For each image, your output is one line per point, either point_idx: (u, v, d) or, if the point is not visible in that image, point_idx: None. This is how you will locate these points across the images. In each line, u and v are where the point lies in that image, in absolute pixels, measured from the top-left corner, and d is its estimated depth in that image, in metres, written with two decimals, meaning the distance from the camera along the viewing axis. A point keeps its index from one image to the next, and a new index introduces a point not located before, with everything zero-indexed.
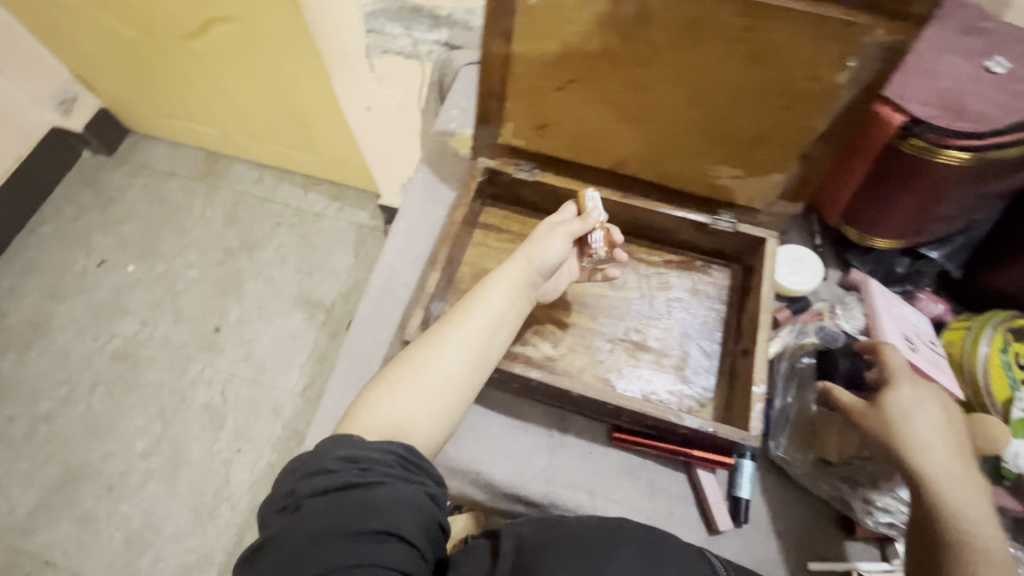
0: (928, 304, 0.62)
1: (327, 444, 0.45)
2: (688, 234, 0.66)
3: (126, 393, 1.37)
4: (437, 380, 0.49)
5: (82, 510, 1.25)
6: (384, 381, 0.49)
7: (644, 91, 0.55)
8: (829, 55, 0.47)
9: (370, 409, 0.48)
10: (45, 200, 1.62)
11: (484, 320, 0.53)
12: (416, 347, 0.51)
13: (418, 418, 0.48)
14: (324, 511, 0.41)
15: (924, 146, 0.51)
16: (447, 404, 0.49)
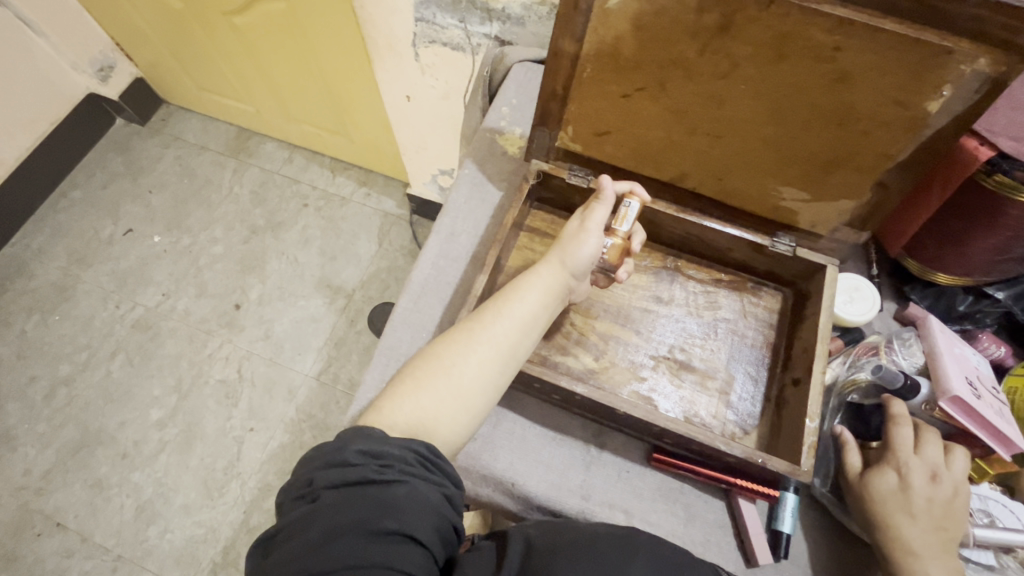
0: (989, 346, 0.60)
1: (348, 436, 0.44)
2: (743, 254, 0.64)
3: (145, 363, 1.38)
4: (464, 377, 0.48)
5: (96, 476, 1.26)
6: (411, 378, 0.49)
7: (714, 105, 0.53)
8: (924, 82, 0.45)
9: (393, 405, 0.47)
10: (78, 165, 1.63)
11: (511, 322, 0.52)
12: (444, 345, 0.51)
13: (441, 417, 0.47)
14: (342, 505, 0.40)
15: (1006, 184, 0.48)
16: (473, 404, 0.48)
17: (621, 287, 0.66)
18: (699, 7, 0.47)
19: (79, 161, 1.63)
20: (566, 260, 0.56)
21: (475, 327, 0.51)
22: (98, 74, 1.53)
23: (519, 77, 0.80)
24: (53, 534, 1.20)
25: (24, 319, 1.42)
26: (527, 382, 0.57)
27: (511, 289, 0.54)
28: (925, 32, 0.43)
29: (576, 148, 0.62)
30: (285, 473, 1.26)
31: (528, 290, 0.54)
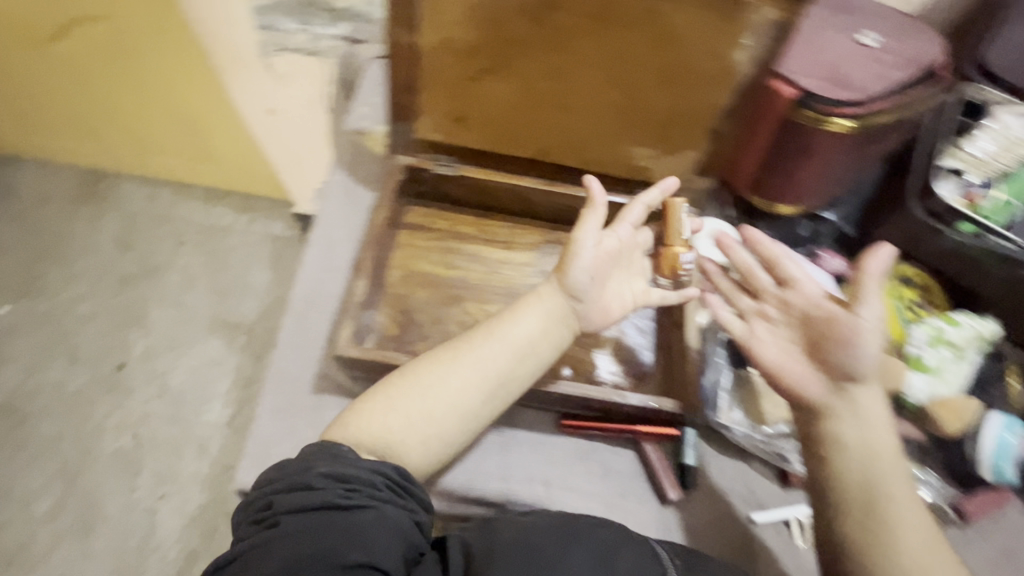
0: (828, 261, 0.66)
1: (315, 458, 0.44)
2: (613, 217, 0.67)
3: (17, 453, 1.20)
4: (437, 401, 0.49)
5: None
6: (384, 393, 0.49)
7: (557, 76, 0.55)
8: (728, 34, 0.49)
9: (361, 420, 0.47)
10: None
11: (501, 347, 0.51)
12: (426, 363, 0.51)
13: (408, 438, 0.47)
14: (305, 528, 0.39)
15: (819, 116, 0.55)
16: (447, 428, 0.49)
17: (509, 268, 0.67)
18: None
19: None
20: (562, 277, 0.54)
21: (462, 348, 0.51)
22: None
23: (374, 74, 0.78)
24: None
25: None
26: None
27: (507, 312, 0.53)
28: None
29: (437, 136, 0.62)
30: (211, 535, 1.16)
31: (521, 310, 0.53)
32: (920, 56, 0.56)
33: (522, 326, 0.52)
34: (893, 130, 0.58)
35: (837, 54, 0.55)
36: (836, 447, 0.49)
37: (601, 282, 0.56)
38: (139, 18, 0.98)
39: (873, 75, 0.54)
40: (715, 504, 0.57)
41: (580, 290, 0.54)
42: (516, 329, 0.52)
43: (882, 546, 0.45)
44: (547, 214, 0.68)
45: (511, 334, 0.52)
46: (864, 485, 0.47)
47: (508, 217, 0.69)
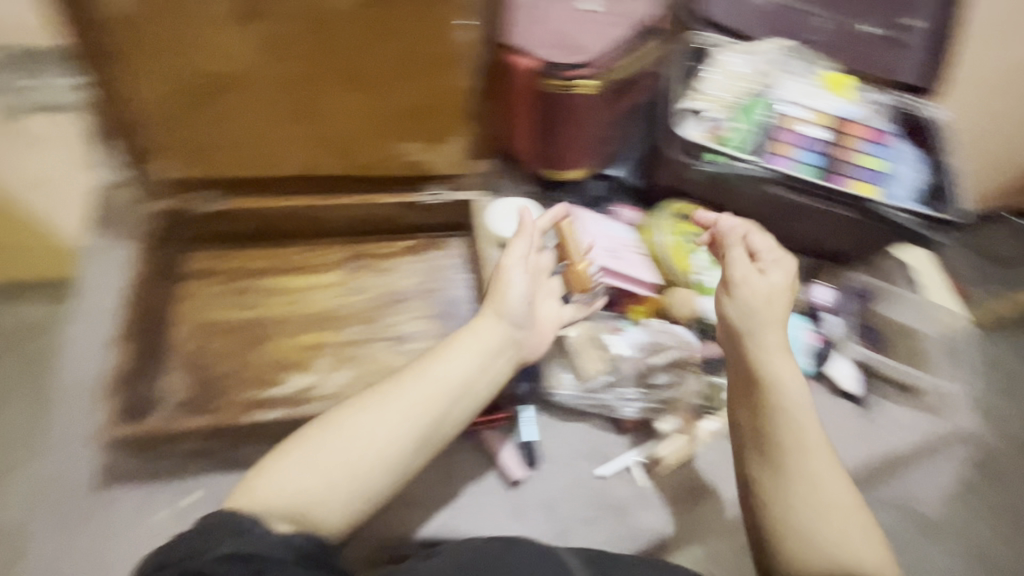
0: (623, 213, 0.71)
1: (211, 535, 0.36)
2: (408, 218, 0.65)
3: None
4: (368, 456, 0.43)
5: None
6: (298, 448, 0.43)
7: (291, 87, 0.53)
8: (442, 18, 0.50)
9: (271, 479, 0.41)
10: None
11: (443, 386, 0.48)
12: (350, 411, 0.45)
13: (330, 496, 0.42)
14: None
15: (565, 83, 0.58)
16: (373, 485, 0.43)
17: (314, 293, 0.63)
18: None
19: None
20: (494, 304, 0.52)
21: (395, 390, 0.47)
22: None
23: None
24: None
25: None
26: (227, 433, 0.52)
27: (443, 347, 0.50)
28: None
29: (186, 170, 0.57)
30: None
31: (458, 347, 0.50)
32: (634, 13, 0.61)
33: (458, 359, 0.49)
34: (630, 86, 0.63)
35: (561, 23, 0.59)
36: (772, 416, 0.47)
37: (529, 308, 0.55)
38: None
39: (593, 37, 0.59)
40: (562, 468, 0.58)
41: (508, 314, 0.52)
42: (452, 365, 0.49)
43: (792, 510, 0.44)
44: (341, 228, 0.64)
45: (445, 370, 0.48)
46: (783, 452, 0.46)
47: (301, 241, 0.64)
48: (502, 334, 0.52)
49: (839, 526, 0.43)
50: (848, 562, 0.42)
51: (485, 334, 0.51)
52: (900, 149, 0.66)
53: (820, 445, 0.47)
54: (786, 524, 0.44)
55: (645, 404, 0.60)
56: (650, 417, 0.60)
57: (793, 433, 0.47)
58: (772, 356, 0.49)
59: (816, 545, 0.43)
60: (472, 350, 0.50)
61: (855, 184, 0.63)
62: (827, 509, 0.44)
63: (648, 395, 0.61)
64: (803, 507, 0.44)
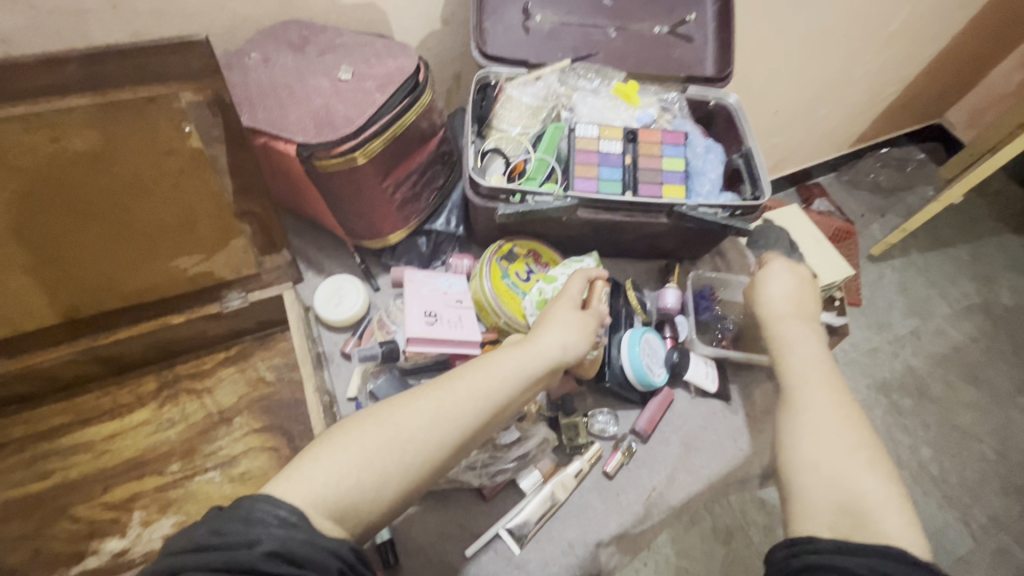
0: (457, 264, 0.68)
1: (258, 529, 0.35)
2: (215, 328, 0.61)
3: None
4: (419, 449, 0.43)
5: None
6: (344, 431, 0.43)
7: (16, 234, 0.47)
8: (163, 128, 0.47)
9: (314, 461, 0.41)
10: None
11: (487, 393, 0.47)
12: (408, 402, 0.44)
13: (357, 487, 0.40)
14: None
15: (342, 159, 0.55)
16: (393, 485, 0.42)
17: (122, 436, 0.57)
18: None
19: None
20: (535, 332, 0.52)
21: (452, 384, 0.46)
22: None
23: None
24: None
25: None
26: None
27: (495, 352, 0.50)
28: (106, 92, 0.44)
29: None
30: None
31: (511, 351, 0.50)
32: (392, 71, 0.59)
33: (511, 361, 0.49)
34: (417, 142, 0.62)
35: (319, 99, 0.57)
36: (788, 363, 0.55)
37: None
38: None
39: (356, 106, 0.56)
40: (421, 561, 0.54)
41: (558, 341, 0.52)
42: (505, 375, 0.48)
43: (800, 446, 0.48)
44: (141, 357, 0.59)
45: (497, 374, 0.48)
46: (798, 408, 0.51)
47: (99, 381, 0.59)
48: (548, 348, 0.51)
49: (836, 462, 0.46)
50: (846, 497, 0.44)
51: (535, 348, 0.51)
52: (697, 143, 0.67)
53: (827, 395, 0.51)
54: (790, 454, 0.48)
55: (501, 466, 0.57)
56: (508, 478, 0.57)
57: (796, 383, 0.53)
58: (788, 338, 0.57)
59: (818, 476, 0.46)
60: (522, 357, 0.49)
61: (666, 190, 0.64)
62: (831, 438, 0.47)
63: (502, 457, 0.57)
64: (809, 441, 0.48)
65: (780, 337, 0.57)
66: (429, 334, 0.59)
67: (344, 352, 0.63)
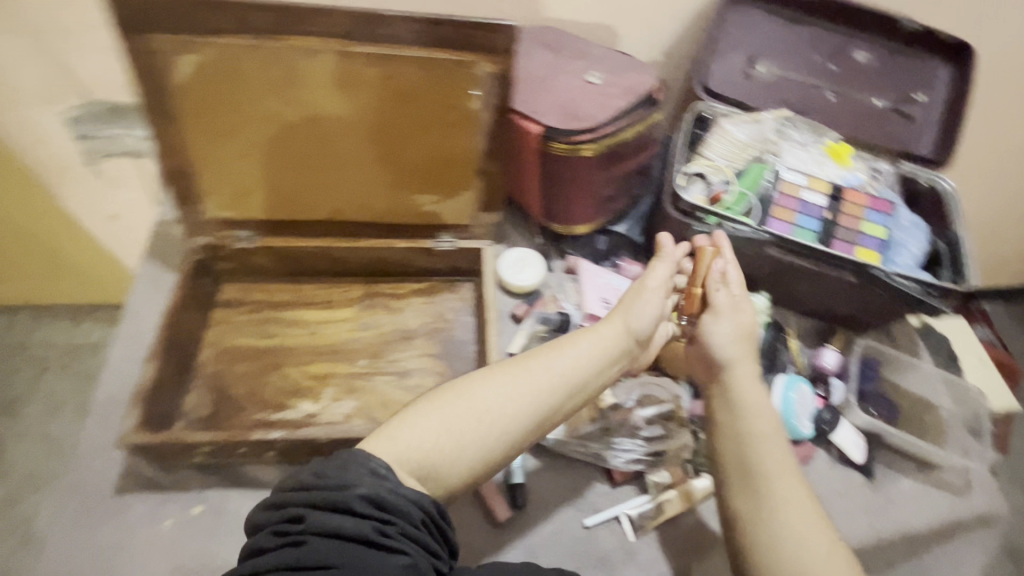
0: (628, 268, 0.74)
1: (354, 473, 0.42)
2: (420, 262, 0.70)
3: None
4: (495, 420, 0.48)
5: None
6: (425, 406, 0.48)
7: (324, 141, 0.60)
8: (457, 86, 0.57)
9: (401, 429, 0.46)
10: None
11: (561, 375, 0.51)
12: (476, 381, 0.50)
13: (445, 456, 0.46)
14: (332, 562, 0.36)
15: (571, 148, 0.63)
16: (480, 450, 0.47)
17: (331, 325, 0.68)
18: (253, 67, 0.54)
19: None
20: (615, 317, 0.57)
21: (520, 362, 0.51)
22: None
23: None
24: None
25: None
26: (234, 452, 0.55)
27: (566, 339, 0.54)
28: (432, 49, 0.55)
29: (221, 213, 0.64)
30: None
31: (576, 338, 0.54)
32: (635, 85, 0.66)
33: (583, 348, 0.53)
34: (634, 149, 0.68)
35: (567, 93, 0.65)
36: (747, 430, 0.53)
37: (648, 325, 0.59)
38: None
39: (598, 106, 0.64)
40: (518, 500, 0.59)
41: (637, 327, 0.56)
42: (575, 355, 0.53)
43: (770, 514, 0.48)
44: (359, 268, 0.70)
45: (571, 356, 0.53)
46: (762, 479, 0.50)
47: (322, 278, 0.71)
48: (610, 336, 0.55)
49: (812, 549, 0.46)
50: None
51: (600, 335, 0.55)
52: (902, 217, 0.68)
53: (792, 480, 0.50)
54: (759, 525, 0.48)
55: (636, 455, 0.61)
56: (642, 470, 0.61)
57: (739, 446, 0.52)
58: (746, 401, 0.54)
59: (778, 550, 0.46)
60: (590, 342, 0.53)
61: (861, 251, 0.65)
62: (804, 519, 0.47)
63: (639, 447, 0.61)
64: (779, 512, 0.48)
65: (743, 391, 0.55)
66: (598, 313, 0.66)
67: (515, 315, 0.70)
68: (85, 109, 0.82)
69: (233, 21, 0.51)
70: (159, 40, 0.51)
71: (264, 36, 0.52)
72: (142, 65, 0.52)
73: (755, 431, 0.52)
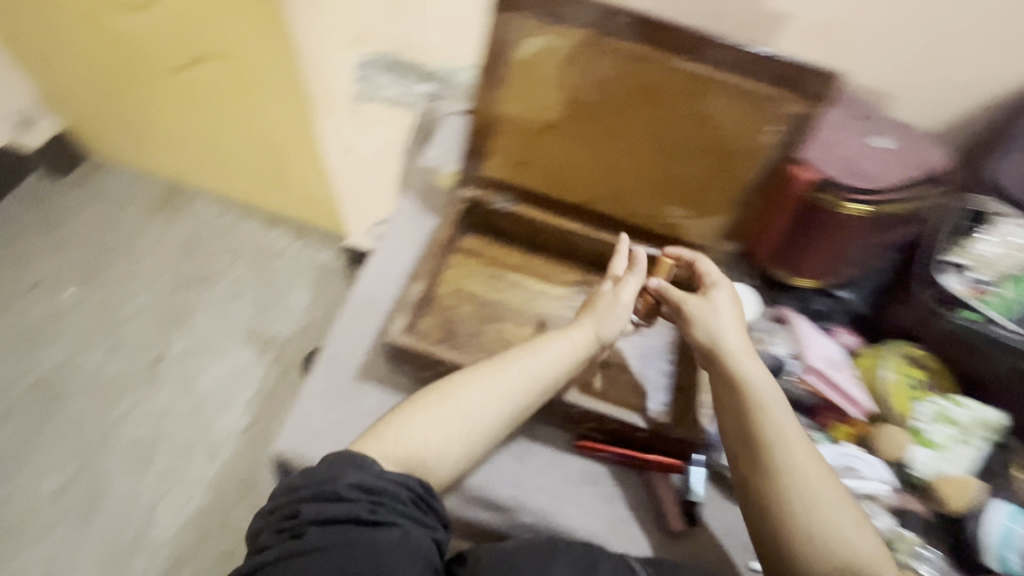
0: (841, 336, 0.74)
1: (341, 467, 0.53)
2: (645, 268, 0.73)
3: (94, 454, 1.40)
4: (473, 418, 0.60)
5: (19, 563, 1.28)
6: (414, 408, 0.60)
7: (614, 138, 0.66)
8: (758, 118, 0.60)
9: (396, 429, 0.58)
10: (15, 227, 1.76)
11: (526, 374, 0.62)
12: (451, 391, 0.60)
13: (438, 445, 0.58)
14: (323, 545, 0.48)
15: (844, 204, 0.63)
16: (475, 430, 0.60)
17: (548, 299, 0.74)
18: (592, 61, 0.61)
19: None
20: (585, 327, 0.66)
21: (490, 369, 0.62)
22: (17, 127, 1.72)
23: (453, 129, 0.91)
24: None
25: None
26: None
27: (538, 342, 0.64)
28: (751, 79, 0.58)
29: (499, 174, 0.71)
30: (202, 538, 1.32)
31: (527, 348, 0.64)
32: (925, 161, 0.65)
33: (549, 352, 0.63)
34: (901, 222, 0.66)
35: (852, 151, 0.65)
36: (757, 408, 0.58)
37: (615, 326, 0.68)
38: (257, 58, 1.23)
39: (886, 171, 0.64)
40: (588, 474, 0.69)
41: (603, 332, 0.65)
42: (548, 358, 0.63)
43: (791, 493, 0.55)
44: (586, 257, 0.75)
45: (542, 359, 0.63)
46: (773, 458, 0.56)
47: (549, 255, 0.77)
48: (575, 342, 0.65)
49: (828, 520, 0.54)
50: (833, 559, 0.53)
51: (573, 337, 0.65)
52: None
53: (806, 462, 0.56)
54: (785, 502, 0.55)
55: None
56: None
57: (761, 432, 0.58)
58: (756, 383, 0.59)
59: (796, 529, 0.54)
60: (558, 357, 0.63)
61: None
62: (816, 504, 0.54)
63: None
64: (791, 490, 0.55)
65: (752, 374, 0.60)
66: (828, 374, 0.68)
67: None
68: (379, 58, 1.04)
69: (598, 19, 0.59)
70: (532, 22, 0.60)
71: (615, 37, 0.60)
72: (507, 37, 0.61)
73: (763, 410, 0.58)
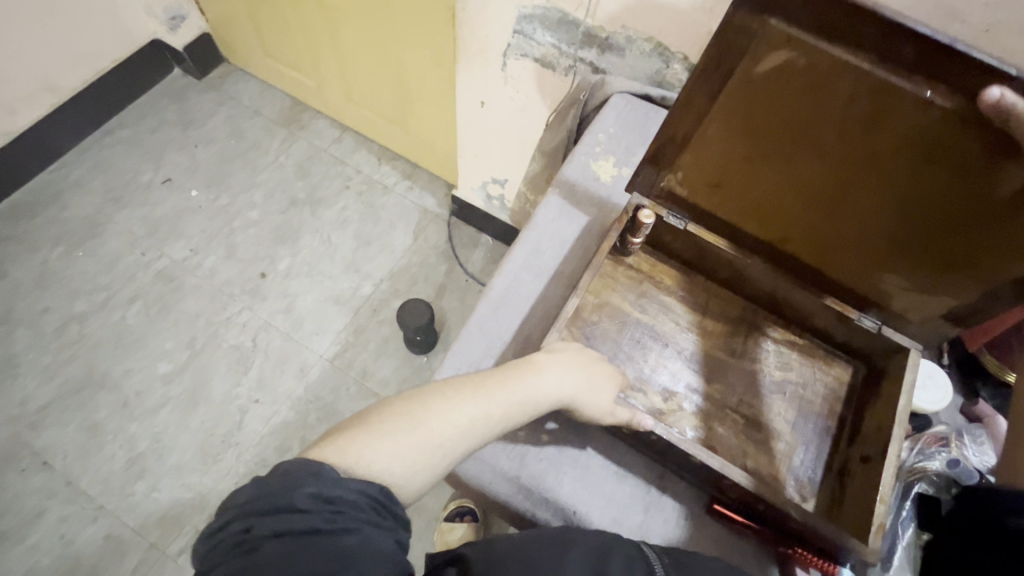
0: None
1: (298, 476, 0.47)
2: (824, 320, 0.71)
3: (202, 348, 1.51)
4: (444, 450, 0.55)
5: (125, 434, 1.40)
6: (373, 429, 0.53)
7: (986, 155, 0.50)
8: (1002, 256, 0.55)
9: (357, 449, 0.52)
10: (152, 117, 1.86)
11: (494, 414, 0.57)
12: (365, 434, 0.53)
13: (393, 473, 0.52)
14: (279, 559, 0.43)
15: None
16: (429, 462, 0.54)
17: (696, 334, 0.73)
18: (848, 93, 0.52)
19: (134, 101, 1.88)
20: (544, 360, 0.61)
21: (418, 413, 0.55)
22: (168, 22, 1.77)
23: (619, 108, 0.88)
24: (97, 452, 1.38)
25: (93, 292, 1.57)
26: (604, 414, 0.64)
27: (511, 374, 0.59)
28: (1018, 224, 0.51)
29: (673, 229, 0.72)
30: (283, 451, 1.40)
31: (480, 384, 0.58)
32: None
33: (518, 390, 0.58)
34: None
35: None
36: None
37: (572, 370, 0.61)
38: None
39: None
40: (629, 522, 0.60)
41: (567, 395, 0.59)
42: (519, 397, 0.58)
43: None
44: (755, 293, 0.75)
45: (515, 393, 0.58)
46: None
47: (711, 281, 0.77)
48: (527, 394, 0.58)
49: None
50: None
51: (546, 380, 0.59)
52: None
53: None
54: None
55: None
56: None
57: None
58: None
59: None
60: (536, 384, 0.59)
61: None
62: None
63: None
64: None
65: None
66: None
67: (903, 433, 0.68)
68: (547, 12, 0.93)
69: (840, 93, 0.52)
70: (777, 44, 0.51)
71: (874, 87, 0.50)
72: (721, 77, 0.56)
73: None
